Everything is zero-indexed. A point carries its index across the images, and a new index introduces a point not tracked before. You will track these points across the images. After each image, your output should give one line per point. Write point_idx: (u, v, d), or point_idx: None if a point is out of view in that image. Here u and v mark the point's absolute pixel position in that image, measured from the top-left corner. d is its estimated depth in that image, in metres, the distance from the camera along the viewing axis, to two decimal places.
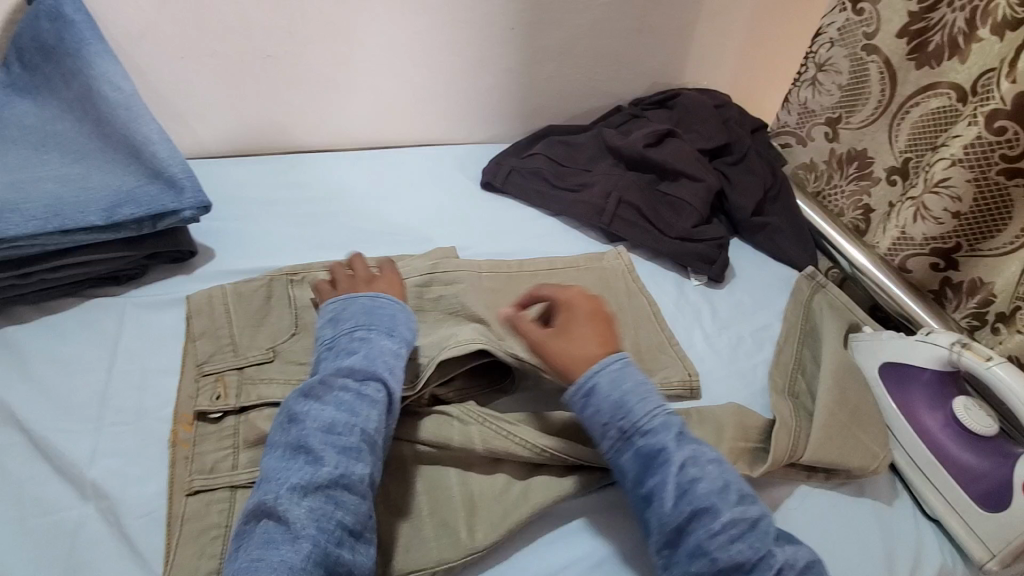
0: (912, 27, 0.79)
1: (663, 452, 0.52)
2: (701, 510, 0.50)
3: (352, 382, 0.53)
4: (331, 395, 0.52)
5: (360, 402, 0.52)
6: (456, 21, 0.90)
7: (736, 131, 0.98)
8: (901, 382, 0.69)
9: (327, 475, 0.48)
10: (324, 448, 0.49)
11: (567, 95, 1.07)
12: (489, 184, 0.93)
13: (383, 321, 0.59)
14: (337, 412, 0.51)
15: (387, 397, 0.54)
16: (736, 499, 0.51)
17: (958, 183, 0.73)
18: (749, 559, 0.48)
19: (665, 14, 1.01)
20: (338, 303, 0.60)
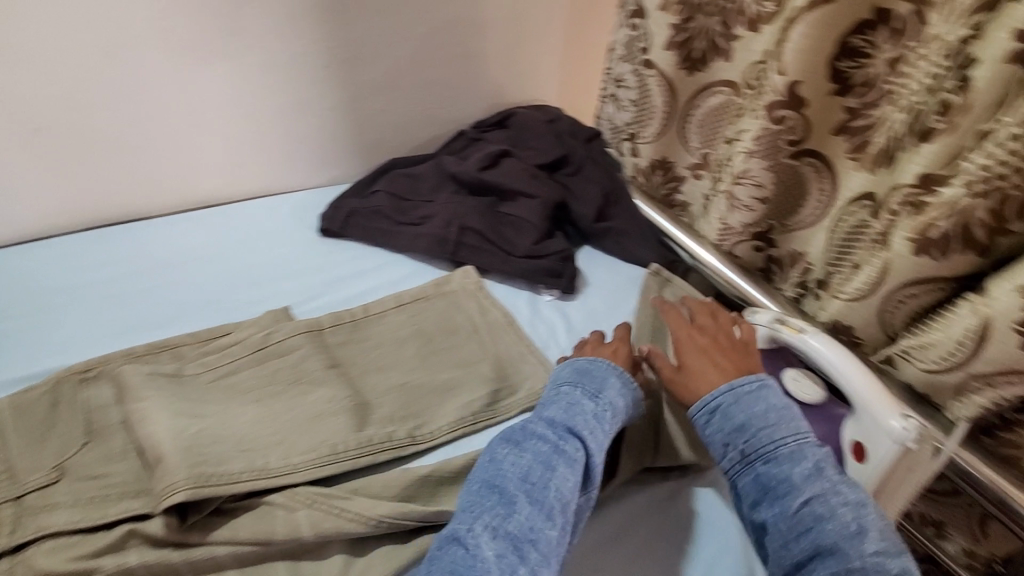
0: (675, 38, 0.85)
1: (786, 481, 0.53)
2: (826, 551, 0.49)
3: (551, 433, 0.55)
4: (529, 443, 0.55)
5: (557, 454, 0.53)
6: (260, 67, 0.86)
7: (570, 142, 1.00)
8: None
9: (518, 525, 0.49)
10: (517, 492, 0.51)
11: (406, 127, 1.04)
12: (327, 230, 0.88)
13: (614, 377, 0.62)
14: (536, 460, 0.53)
15: (585, 457, 0.55)
16: (874, 548, 0.48)
17: (757, 172, 0.78)
18: None
19: (483, 38, 1.01)
20: (568, 361, 0.64)
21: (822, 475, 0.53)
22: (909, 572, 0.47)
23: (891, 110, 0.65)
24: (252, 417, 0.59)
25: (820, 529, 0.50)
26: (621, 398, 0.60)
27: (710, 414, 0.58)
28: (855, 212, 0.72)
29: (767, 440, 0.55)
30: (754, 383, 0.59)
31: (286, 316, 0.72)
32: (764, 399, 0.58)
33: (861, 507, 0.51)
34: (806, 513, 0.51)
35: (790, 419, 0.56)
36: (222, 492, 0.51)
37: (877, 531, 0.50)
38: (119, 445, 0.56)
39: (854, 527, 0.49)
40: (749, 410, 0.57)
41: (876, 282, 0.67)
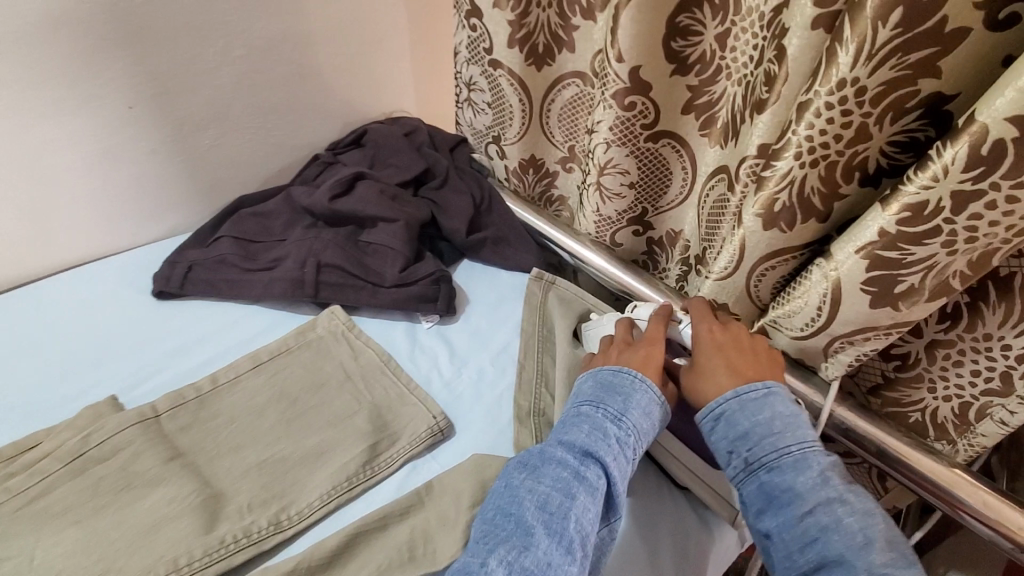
0: (517, 35, 0.80)
1: (790, 488, 0.52)
2: (831, 561, 0.48)
3: (573, 459, 0.52)
4: (546, 470, 0.51)
5: (579, 480, 0.51)
6: (45, 116, 0.73)
7: (431, 154, 0.94)
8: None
9: (535, 561, 0.46)
10: (537, 524, 0.48)
11: (246, 160, 0.93)
12: (163, 291, 0.77)
13: (634, 388, 0.58)
14: (553, 489, 0.50)
15: (605, 485, 0.52)
16: (881, 557, 0.47)
17: (620, 160, 0.76)
18: None
19: (319, 52, 0.92)
20: (603, 368, 0.62)
21: (829, 483, 0.51)
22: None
23: (729, 86, 0.67)
24: (69, 544, 0.50)
25: (827, 539, 0.49)
26: (643, 415, 0.57)
27: (717, 421, 0.58)
28: (715, 186, 0.74)
29: (771, 448, 0.54)
30: (761, 394, 0.57)
31: (110, 409, 0.61)
32: (773, 407, 0.56)
33: (869, 515, 0.50)
34: (810, 525, 0.50)
35: (798, 427, 0.55)
36: None
37: (885, 539, 0.49)
38: None
39: (859, 537, 0.49)
40: (753, 418, 0.56)
41: (738, 259, 0.68)
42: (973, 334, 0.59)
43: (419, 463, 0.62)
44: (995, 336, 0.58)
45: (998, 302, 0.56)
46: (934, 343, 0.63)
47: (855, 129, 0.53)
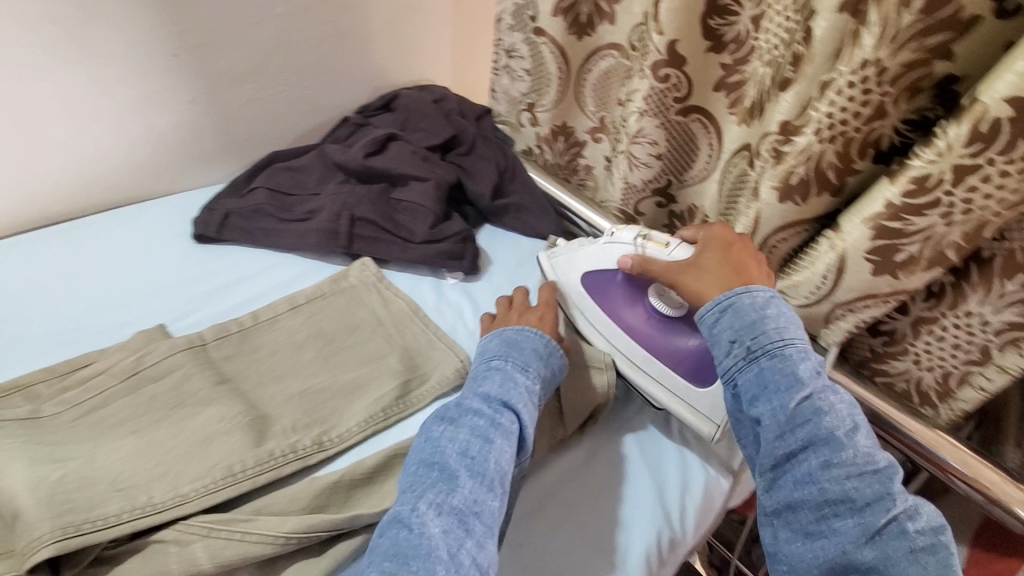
0: (562, 4, 0.85)
1: (790, 377, 0.54)
2: (816, 440, 0.52)
3: (488, 407, 0.56)
4: (463, 420, 0.54)
5: (493, 428, 0.54)
6: (100, 57, 0.75)
7: (460, 121, 0.98)
8: (603, 287, 0.75)
9: (461, 499, 0.49)
10: (460, 468, 0.51)
11: (281, 117, 0.96)
12: (203, 235, 0.80)
13: (534, 342, 0.63)
14: (472, 436, 0.53)
15: (519, 428, 0.55)
16: (860, 441, 0.52)
17: (651, 130, 0.80)
18: (862, 497, 0.50)
19: (359, 16, 0.95)
20: (510, 331, 0.65)
21: (821, 377, 0.55)
22: (891, 463, 0.52)
23: (760, 66, 0.69)
24: (128, 452, 0.53)
25: (817, 421, 0.52)
26: (543, 364, 0.62)
27: (725, 312, 0.59)
28: (737, 163, 0.77)
29: (773, 338, 0.56)
30: (767, 292, 0.59)
31: (160, 335, 0.65)
32: (775, 307, 0.58)
33: (852, 408, 0.54)
34: (806, 408, 0.53)
35: (793, 325, 0.57)
36: (96, 541, 0.46)
37: (863, 427, 0.54)
38: None
39: (846, 423, 0.53)
40: (762, 312, 0.58)
41: (751, 231, 0.72)
42: (955, 312, 0.64)
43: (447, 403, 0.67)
44: (975, 314, 0.62)
45: (980, 282, 0.61)
46: (919, 320, 0.67)
47: (874, 108, 0.58)
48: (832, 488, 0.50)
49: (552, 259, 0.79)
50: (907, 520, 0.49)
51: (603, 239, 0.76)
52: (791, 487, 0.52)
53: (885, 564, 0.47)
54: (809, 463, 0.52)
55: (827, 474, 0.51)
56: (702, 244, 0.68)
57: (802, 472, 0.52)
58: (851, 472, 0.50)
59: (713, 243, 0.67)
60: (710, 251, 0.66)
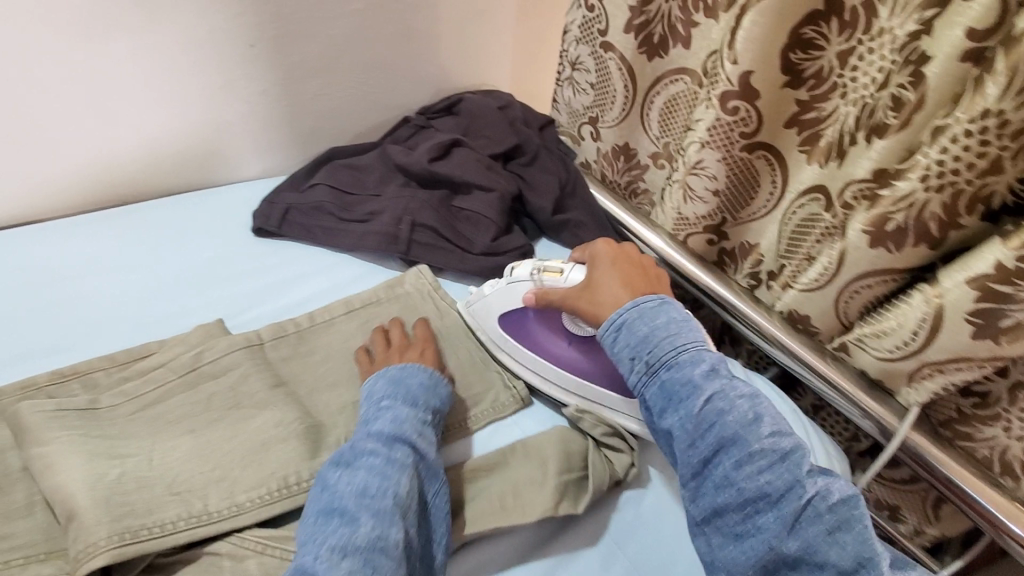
0: (635, 21, 0.81)
1: (690, 382, 0.53)
2: (726, 442, 0.50)
3: (381, 444, 0.51)
4: (360, 461, 0.50)
5: (390, 465, 0.50)
6: (175, 45, 0.74)
7: (525, 130, 0.95)
8: (521, 329, 0.69)
9: (363, 536, 0.44)
10: (359, 509, 0.46)
11: (345, 114, 0.94)
12: (263, 229, 0.80)
13: (413, 376, 0.59)
14: (370, 475, 0.49)
15: (416, 461, 0.52)
16: (769, 432, 0.51)
17: (711, 164, 0.76)
18: (777, 490, 0.48)
19: (430, 17, 0.93)
20: (397, 369, 0.60)
21: (719, 374, 0.54)
22: (798, 443, 0.51)
23: (844, 105, 0.66)
24: (185, 452, 0.52)
25: (722, 423, 0.51)
26: (431, 396, 0.58)
27: (618, 330, 0.58)
28: (805, 206, 0.72)
29: (667, 348, 0.55)
30: (656, 300, 0.59)
31: (220, 331, 0.64)
32: (665, 314, 0.58)
33: (756, 397, 0.53)
34: (710, 411, 0.52)
35: (688, 329, 0.57)
36: (153, 549, 0.45)
37: (770, 415, 0.52)
38: (22, 498, 0.47)
39: (749, 415, 0.51)
40: (652, 323, 0.57)
41: (834, 272, 0.69)
42: None
43: (501, 426, 0.65)
44: None
45: None
46: (1018, 385, 0.63)
47: (990, 160, 0.53)
48: (748, 486, 0.49)
49: (466, 306, 0.71)
50: (820, 500, 0.47)
51: (496, 283, 0.69)
52: (713, 494, 0.50)
53: (812, 553, 0.46)
54: (723, 466, 0.50)
55: (740, 473, 0.49)
56: (593, 259, 0.65)
57: (717, 478, 0.50)
58: (765, 464, 0.49)
59: (605, 258, 0.65)
60: (607, 265, 0.64)
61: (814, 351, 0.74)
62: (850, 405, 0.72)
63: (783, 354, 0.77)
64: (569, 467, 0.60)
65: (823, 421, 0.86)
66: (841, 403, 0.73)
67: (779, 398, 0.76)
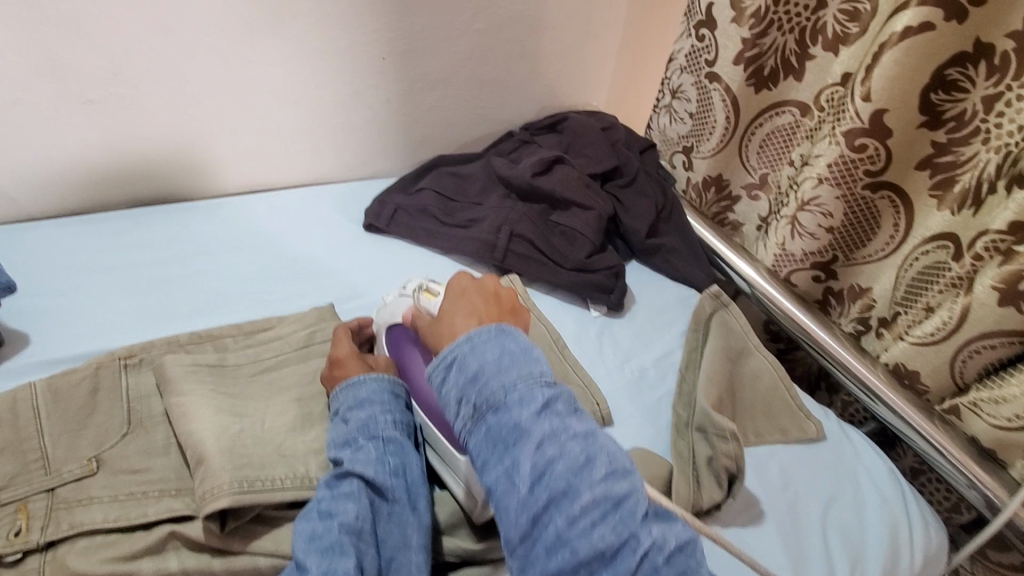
0: (745, 54, 0.81)
1: (518, 429, 0.46)
2: (558, 494, 0.44)
3: (325, 487, 0.50)
4: (307, 511, 0.48)
5: (335, 502, 0.48)
6: (322, 54, 0.82)
7: (626, 153, 0.96)
8: (396, 346, 0.64)
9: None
10: (308, 556, 0.45)
11: (453, 125, 1.00)
12: (372, 225, 0.86)
13: (348, 398, 0.56)
14: (319, 519, 0.47)
15: (364, 485, 0.50)
16: (603, 475, 0.45)
17: (828, 201, 0.74)
18: (611, 544, 0.42)
19: (545, 38, 0.97)
20: (332, 398, 0.57)
21: (552, 416, 0.46)
22: (632, 486, 0.45)
23: (983, 151, 0.63)
24: (293, 420, 0.57)
25: (554, 472, 0.44)
26: (365, 413, 0.55)
27: (449, 370, 0.49)
28: (931, 253, 0.69)
29: (497, 388, 0.47)
30: (491, 332, 0.50)
31: (331, 314, 0.70)
32: (499, 345, 0.49)
33: (591, 439, 0.47)
34: (540, 462, 0.45)
35: (526, 361, 0.49)
36: (265, 500, 0.49)
37: (606, 459, 0.46)
38: (161, 438, 0.54)
39: (582, 461, 0.45)
40: (484, 360, 0.48)
41: (952, 328, 0.67)
42: None
43: None
44: None
45: None
46: None
47: None
48: (582, 544, 0.42)
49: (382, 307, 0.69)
50: (651, 553, 0.42)
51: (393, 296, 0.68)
52: (544, 558, 0.43)
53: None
54: (555, 525, 0.43)
55: (574, 529, 0.43)
56: (448, 289, 0.59)
57: (548, 538, 0.43)
58: (599, 518, 0.43)
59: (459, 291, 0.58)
60: (458, 296, 0.57)
61: (923, 414, 0.70)
62: (957, 474, 0.67)
63: (891, 416, 0.72)
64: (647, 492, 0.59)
65: (922, 487, 0.80)
66: (946, 471, 0.68)
67: (877, 457, 0.71)
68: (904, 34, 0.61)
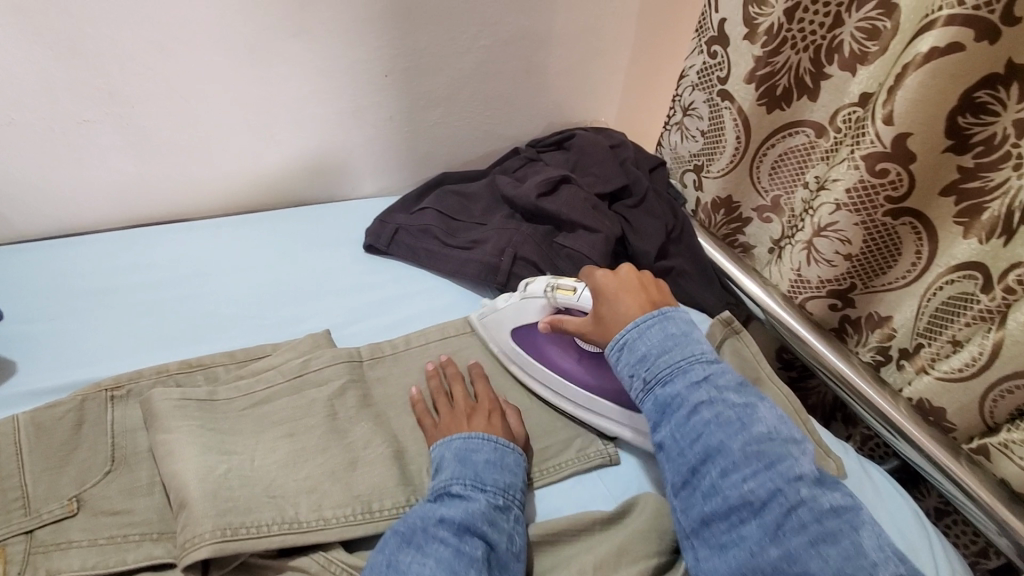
0: (759, 72, 0.78)
1: (678, 396, 0.54)
2: (713, 450, 0.51)
3: (451, 533, 0.48)
4: (430, 548, 0.47)
5: (459, 559, 0.47)
6: (322, 72, 0.80)
7: (635, 172, 0.93)
8: (532, 344, 0.69)
9: None
10: None
11: (458, 143, 0.97)
12: (372, 247, 0.84)
13: (487, 451, 0.56)
14: (439, 568, 0.46)
15: (486, 552, 0.49)
16: (755, 438, 0.50)
17: (846, 227, 0.71)
18: (762, 497, 0.48)
19: (552, 55, 0.95)
20: (460, 442, 0.57)
21: (711, 386, 0.53)
22: (789, 455, 0.50)
23: (1015, 177, 0.59)
24: (282, 457, 0.55)
25: (710, 430, 0.51)
26: (502, 474, 0.55)
27: (621, 349, 0.58)
28: (957, 282, 0.66)
29: (663, 363, 0.56)
30: (655, 315, 0.59)
31: (327, 342, 0.68)
32: (663, 328, 0.57)
33: (749, 409, 0.52)
34: (698, 422, 0.52)
35: (687, 344, 0.57)
36: (249, 548, 0.47)
37: (761, 427, 0.51)
38: (144, 477, 0.52)
39: (737, 424, 0.51)
40: (650, 342, 0.57)
41: (984, 363, 0.63)
42: None
43: (585, 480, 0.63)
44: None
45: None
46: None
47: None
48: (733, 495, 0.49)
49: (479, 321, 0.71)
50: (802, 508, 0.46)
51: (511, 298, 0.69)
52: (701, 500, 0.50)
53: (791, 561, 0.45)
54: (711, 475, 0.50)
55: (726, 482, 0.49)
56: (598, 287, 0.63)
57: (706, 486, 0.50)
58: (749, 472, 0.49)
59: (611, 288, 0.63)
60: (613, 295, 0.62)
61: (949, 452, 0.66)
62: (985, 518, 0.63)
63: (917, 454, 0.68)
64: (657, 540, 0.56)
65: (947, 528, 0.76)
66: (972, 514, 0.64)
67: (900, 498, 0.67)
68: (930, 55, 0.58)
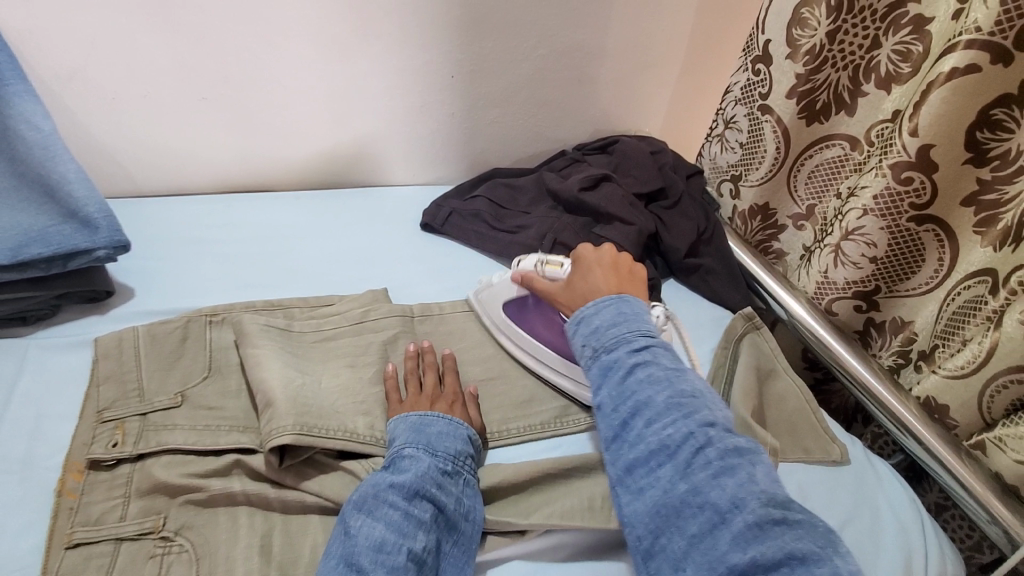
0: (799, 88, 0.85)
1: (616, 360, 0.58)
2: (641, 405, 0.54)
3: (401, 498, 0.53)
4: (380, 513, 0.52)
5: (408, 521, 0.52)
6: (399, 71, 0.92)
7: (671, 176, 1.00)
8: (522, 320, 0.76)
9: None
10: (374, 567, 0.48)
11: (512, 141, 1.07)
12: (428, 225, 0.94)
13: (442, 425, 0.60)
14: (389, 530, 0.50)
15: (435, 515, 0.53)
16: (676, 394, 0.54)
17: (872, 231, 0.76)
18: (677, 441, 0.52)
19: (605, 67, 1.04)
20: (414, 415, 0.61)
21: (644, 352, 0.58)
22: (704, 407, 0.54)
23: None
24: (343, 383, 0.64)
25: (638, 390, 0.55)
26: (455, 442, 0.59)
27: (578, 324, 0.63)
28: (972, 288, 0.70)
29: (609, 334, 0.60)
30: (611, 298, 0.63)
31: (384, 297, 0.77)
32: (615, 308, 0.62)
33: (676, 372, 0.56)
34: (629, 383, 0.56)
35: (634, 321, 0.61)
36: (319, 444, 0.56)
37: (683, 386, 0.55)
38: (234, 384, 0.63)
39: (664, 381, 0.55)
40: (602, 317, 0.62)
41: (982, 361, 0.68)
42: None
43: None
44: None
45: None
46: None
47: None
48: (654, 442, 0.52)
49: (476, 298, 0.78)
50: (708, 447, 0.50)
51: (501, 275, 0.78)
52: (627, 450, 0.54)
53: (695, 494, 0.49)
54: (637, 427, 0.54)
55: (648, 429, 0.53)
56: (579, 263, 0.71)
57: (632, 436, 0.54)
58: (667, 419, 0.53)
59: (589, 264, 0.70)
60: (587, 270, 0.69)
61: (952, 447, 0.70)
62: (978, 509, 0.67)
63: (920, 449, 0.72)
64: None
65: (945, 523, 0.80)
66: (967, 505, 0.68)
67: (901, 487, 0.71)
68: (950, 74, 0.64)
